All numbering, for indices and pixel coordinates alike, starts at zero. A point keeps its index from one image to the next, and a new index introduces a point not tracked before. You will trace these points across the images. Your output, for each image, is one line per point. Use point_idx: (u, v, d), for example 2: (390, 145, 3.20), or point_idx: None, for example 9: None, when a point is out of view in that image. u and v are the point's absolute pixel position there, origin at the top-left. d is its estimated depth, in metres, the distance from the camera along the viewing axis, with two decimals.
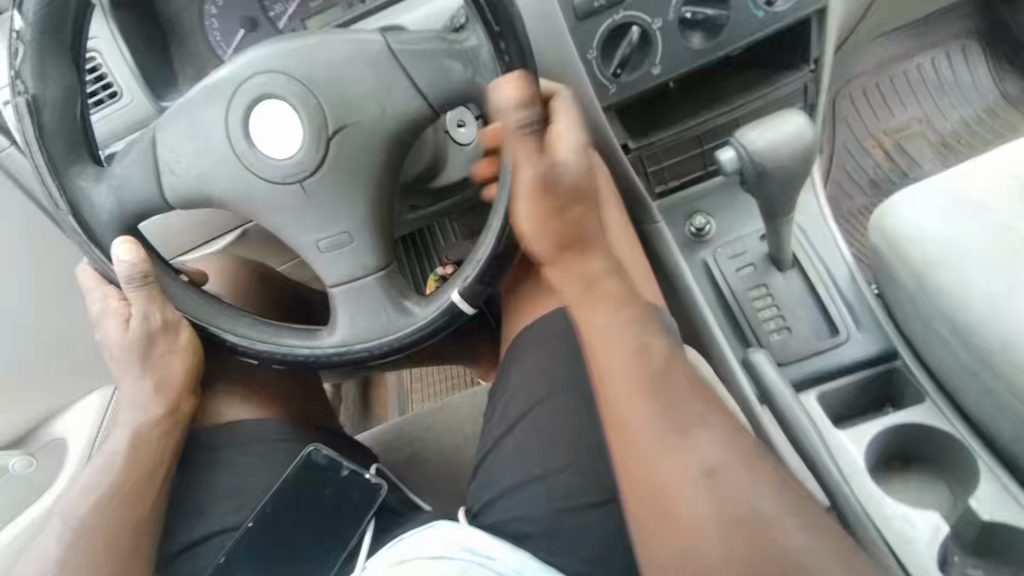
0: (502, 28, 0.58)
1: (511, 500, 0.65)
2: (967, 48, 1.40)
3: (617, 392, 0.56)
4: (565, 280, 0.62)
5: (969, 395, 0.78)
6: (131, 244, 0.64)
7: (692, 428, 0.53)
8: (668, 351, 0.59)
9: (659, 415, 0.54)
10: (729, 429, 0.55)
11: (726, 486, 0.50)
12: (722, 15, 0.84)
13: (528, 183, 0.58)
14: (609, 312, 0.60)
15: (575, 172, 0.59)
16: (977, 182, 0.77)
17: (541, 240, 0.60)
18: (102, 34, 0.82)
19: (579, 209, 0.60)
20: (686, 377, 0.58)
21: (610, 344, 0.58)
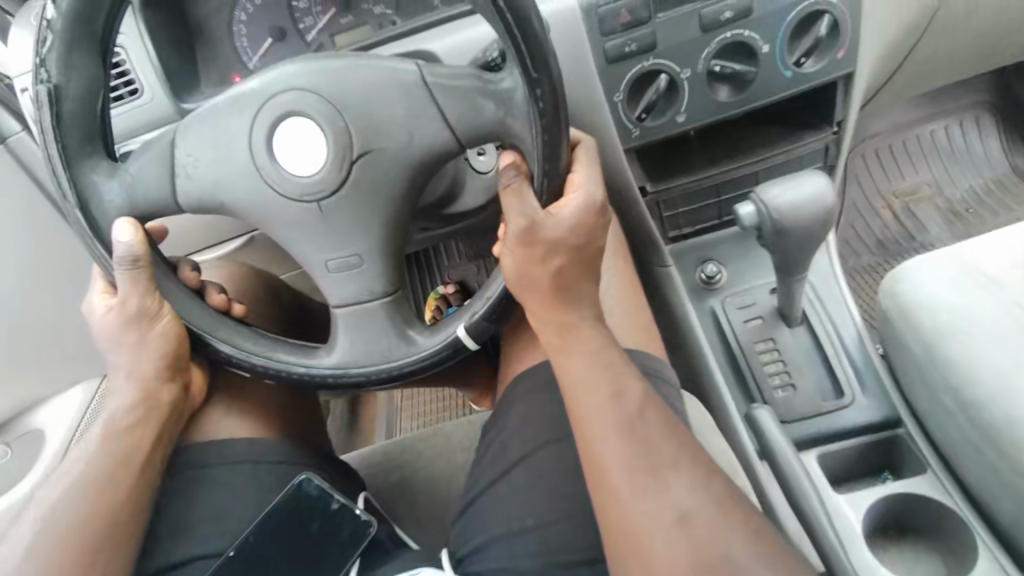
0: (539, 75, 0.56)
1: (504, 543, 0.63)
2: (980, 118, 1.42)
3: (590, 427, 0.55)
4: (543, 325, 0.61)
5: (972, 471, 0.77)
6: (134, 225, 0.62)
7: (664, 468, 0.52)
8: (644, 392, 0.57)
9: (631, 452, 0.53)
10: (704, 472, 0.53)
11: (703, 531, 0.49)
12: (751, 71, 0.84)
13: (515, 231, 0.60)
14: (586, 354, 0.59)
15: (564, 225, 0.60)
16: (994, 259, 0.77)
17: (521, 273, 0.61)
18: (130, 32, 0.80)
19: (565, 258, 0.60)
20: (662, 417, 0.56)
21: (586, 379, 0.57)
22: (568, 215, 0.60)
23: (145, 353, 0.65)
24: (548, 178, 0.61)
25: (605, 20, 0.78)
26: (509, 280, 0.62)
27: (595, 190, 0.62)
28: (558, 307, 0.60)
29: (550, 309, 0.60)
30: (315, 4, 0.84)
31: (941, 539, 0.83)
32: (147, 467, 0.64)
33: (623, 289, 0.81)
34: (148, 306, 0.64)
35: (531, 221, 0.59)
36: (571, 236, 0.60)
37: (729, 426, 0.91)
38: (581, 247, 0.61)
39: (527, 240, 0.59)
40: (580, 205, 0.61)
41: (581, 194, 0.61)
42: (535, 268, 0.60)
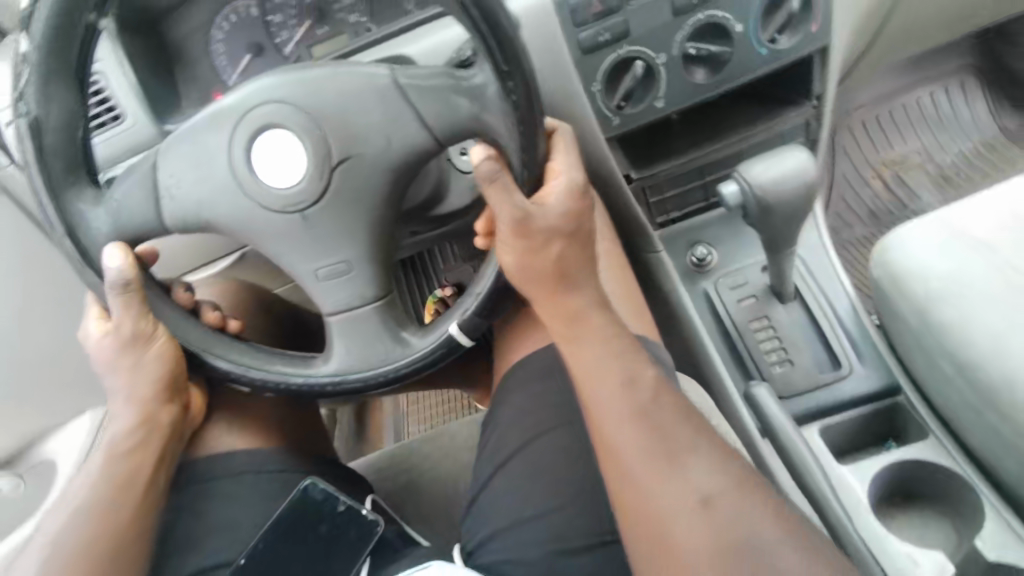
0: (510, 67, 0.56)
1: (509, 535, 0.64)
2: (965, 82, 1.42)
3: (606, 416, 0.56)
4: (549, 315, 0.62)
5: (975, 434, 0.77)
6: (123, 250, 0.62)
7: (681, 452, 0.53)
8: (657, 381, 0.58)
9: (646, 439, 0.54)
10: (721, 455, 0.54)
11: (723, 513, 0.50)
12: (726, 52, 0.84)
13: (507, 221, 0.59)
14: (596, 344, 0.60)
15: (556, 212, 0.60)
16: (982, 222, 0.77)
17: (521, 265, 0.61)
18: (106, 56, 0.79)
19: (562, 245, 0.60)
20: (676, 402, 0.57)
21: (598, 369, 0.58)
22: (556, 202, 0.61)
23: (141, 377, 0.65)
24: (527, 169, 0.61)
25: (577, 11, 0.79)
26: (510, 272, 0.63)
27: (575, 174, 0.63)
28: (561, 296, 0.61)
29: (552, 301, 0.61)
30: (291, 17, 0.87)
31: (948, 503, 0.83)
32: (150, 488, 0.65)
33: (610, 273, 0.82)
34: (142, 329, 0.64)
35: (523, 212, 0.58)
36: (562, 222, 0.60)
37: (727, 403, 0.91)
38: (572, 234, 0.61)
39: (521, 233, 0.59)
40: (563, 192, 0.61)
41: (564, 180, 0.62)
42: (535, 258, 0.60)
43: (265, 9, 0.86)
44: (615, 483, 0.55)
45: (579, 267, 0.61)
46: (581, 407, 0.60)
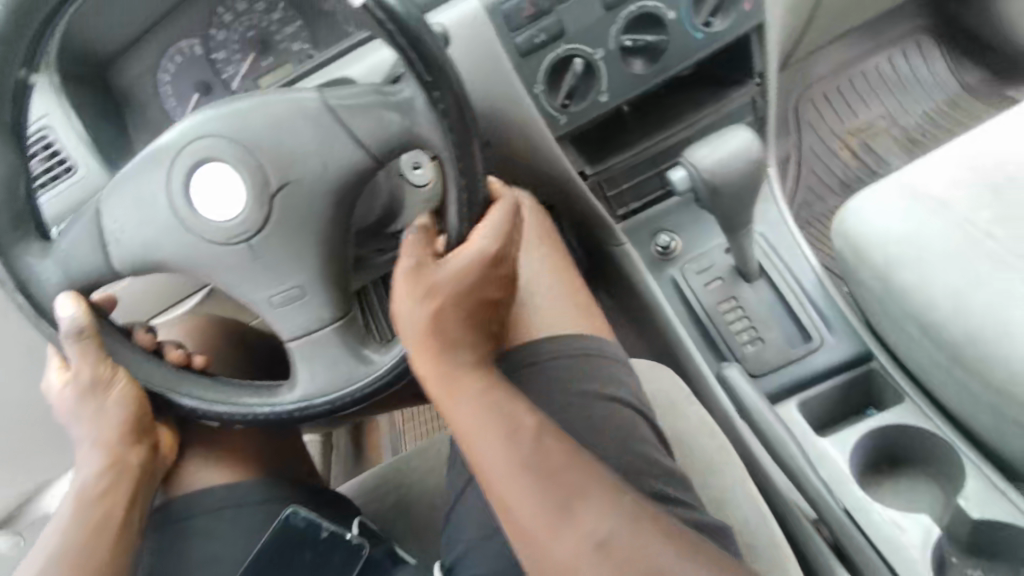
0: (434, 78, 0.58)
1: (480, 550, 0.65)
2: (922, 43, 1.41)
3: (494, 477, 0.56)
4: (433, 378, 0.61)
5: (948, 392, 0.78)
6: (75, 298, 0.65)
7: (570, 499, 0.53)
8: (536, 423, 0.58)
9: (536, 491, 0.54)
10: (611, 492, 0.54)
11: (622, 552, 0.51)
12: (662, 40, 0.85)
13: (405, 272, 0.62)
14: (472, 403, 0.59)
15: (458, 265, 0.61)
16: (937, 179, 0.77)
17: (404, 324, 0.61)
18: (53, 110, 0.81)
19: (458, 298, 0.61)
20: (560, 444, 0.57)
21: (478, 430, 0.58)
22: (467, 254, 0.62)
23: (104, 421, 0.66)
24: (470, 208, 0.64)
25: (510, 16, 0.80)
26: (400, 333, 0.63)
27: (506, 218, 0.63)
28: (439, 356, 0.61)
29: (436, 364, 0.61)
30: (235, 52, 0.88)
31: (931, 464, 0.83)
32: (124, 529, 0.67)
33: (552, 276, 0.81)
34: (101, 374, 0.66)
35: (417, 264, 0.62)
36: (465, 274, 0.61)
37: (703, 386, 0.91)
38: (474, 288, 0.62)
39: (411, 287, 0.61)
40: (487, 244, 0.62)
41: (488, 231, 0.62)
42: (415, 316, 0.61)
43: (208, 46, 0.88)
44: (519, 543, 0.54)
45: (465, 320, 0.62)
46: (471, 467, 0.59)
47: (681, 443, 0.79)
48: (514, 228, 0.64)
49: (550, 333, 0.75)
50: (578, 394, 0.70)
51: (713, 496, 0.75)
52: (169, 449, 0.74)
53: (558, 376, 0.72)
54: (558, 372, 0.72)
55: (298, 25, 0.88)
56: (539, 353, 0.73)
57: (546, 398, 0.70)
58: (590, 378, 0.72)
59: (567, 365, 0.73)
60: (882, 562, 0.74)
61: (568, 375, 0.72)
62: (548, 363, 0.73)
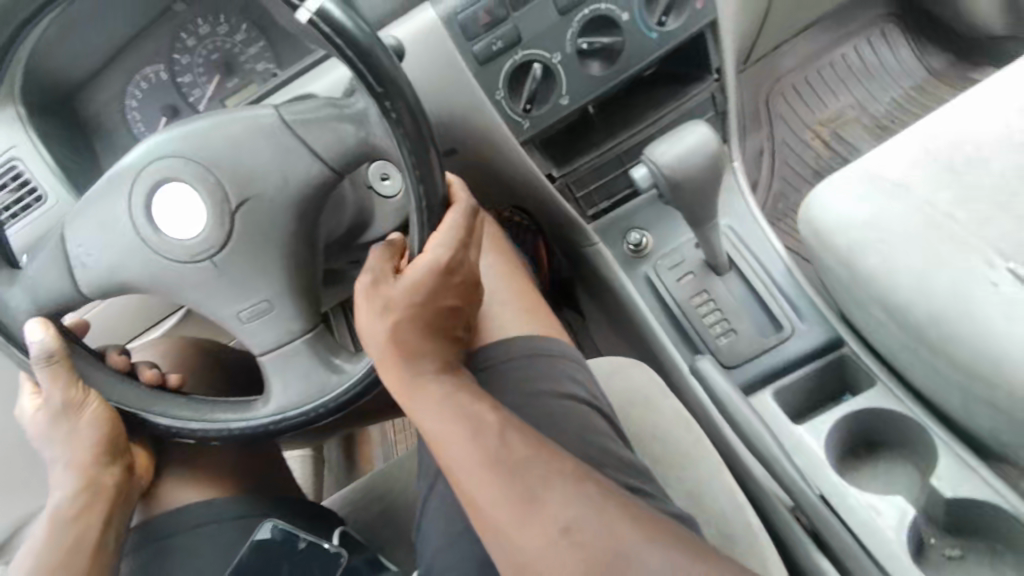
0: (385, 88, 0.60)
1: (451, 554, 0.66)
2: (886, 32, 1.39)
3: (462, 477, 0.57)
4: (399, 384, 0.62)
5: (916, 373, 0.79)
6: (45, 324, 0.65)
7: (535, 488, 0.54)
8: (501, 420, 0.59)
9: (502, 485, 0.55)
10: (576, 478, 0.54)
11: (585, 537, 0.51)
12: (618, 41, 0.86)
13: (366, 286, 0.63)
14: (438, 407, 0.60)
15: (417, 272, 0.62)
16: (895, 163, 0.77)
17: (368, 338, 0.63)
18: (21, 140, 0.82)
19: (420, 305, 0.63)
20: (524, 438, 0.57)
21: (446, 431, 0.59)
22: (423, 260, 0.63)
23: (77, 443, 0.67)
24: (426, 203, 0.64)
25: (467, 25, 0.81)
26: (365, 342, 0.64)
27: (460, 222, 0.64)
28: (403, 365, 0.62)
29: (400, 371, 0.62)
30: (200, 75, 0.89)
31: (907, 448, 0.84)
32: (100, 550, 0.68)
33: (504, 285, 0.82)
34: (73, 397, 0.67)
35: (375, 278, 0.63)
36: (423, 281, 0.62)
37: (681, 381, 0.92)
38: (432, 296, 0.63)
39: (370, 301, 0.63)
40: (440, 251, 0.63)
41: (442, 238, 0.63)
42: (376, 329, 0.62)
43: (173, 71, 0.89)
44: (490, 540, 0.55)
45: (426, 327, 0.63)
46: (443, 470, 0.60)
47: (656, 437, 0.80)
48: (469, 232, 0.65)
49: (506, 336, 0.76)
50: (537, 393, 0.71)
51: (692, 489, 0.76)
52: (144, 470, 0.76)
53: (519, 376, 0.73)
54: (516, 372, 0.73)
55: (261, 44, 0.88)
56: (495, 355, 0.75)
57: (510, 397, 0.71)
58: (546, 377, 0.72)
59: (526, 365, 0.73)
60: (851, 536, 0.75)
61: (525, 374, 0.73)
62: (507, 364, 0.74)
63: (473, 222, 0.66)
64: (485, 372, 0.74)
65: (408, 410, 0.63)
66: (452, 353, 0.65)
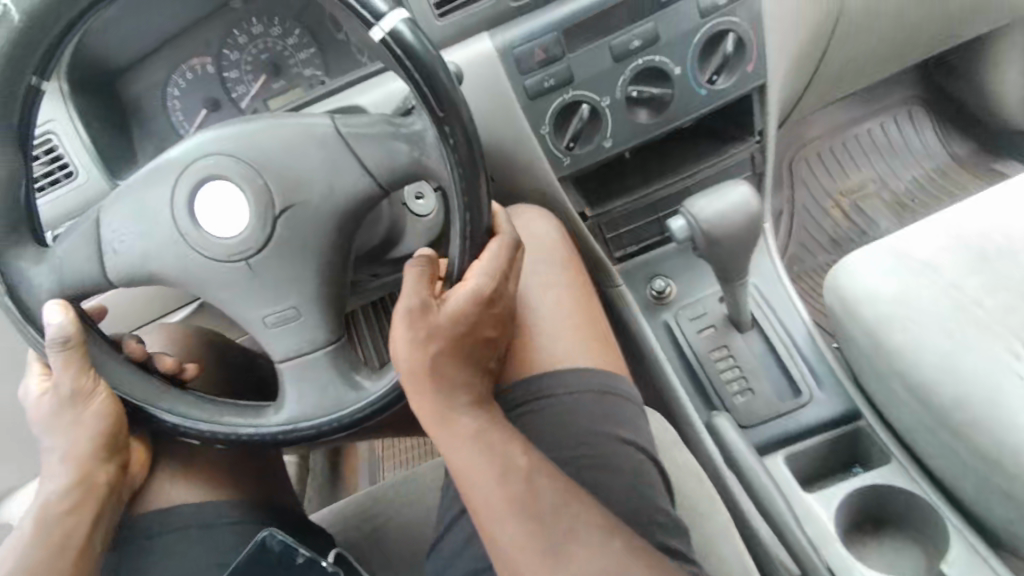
0: (446, 113, 0.59)
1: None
2: (913, 112, 1.41)
3: (488, 517, 0.58)
4: (425, 409, 0.62)
5: (932, 455, 0.78)
6: (65, 307, 0.64)
7: (559, 536, 0.57)
8: (530, 461, 0.60)
9: (529, 532, 0.57)
10: (603, 531, 0.57)
11: None
12: (667, 93, 0.87)
13: (406, 311, 0.62)
14: (469, 443, 0.61)
15: (460, 304, 0.63)
16: (924, 244, 0.77)
17: (402, 364, 0.62)
18: (59, 116, 0.82)
19: (462, 335, 0.63)
20: (551, 482, 0.59)
21: (474, 466, 0.60)
22: (466, 292, 0.63)
23: (77, 433, 0.65)
24: (472, 228, 0.64)
25: (521, 60, 0.82)
26: (398, 367, 0.63)
27: (501, 254, 0.64)
28: (439, 394, 0.62)
29: (428, 398, 0.62)
30: (247, 72, 0.88)
31: (917, 527, 0.83)
32: (86, 550, 0.66)
33: (562, 305, 0.80)
34: (82, 385, 0.65)
35: (421, 303, 0.62)
36: (463, 312, 0.63)
37: (692, 435, 0.92)
38: (473, 326, 0.64)
39: (413, 328, 0.61)
40: (483, 281, 0.63)
41: (485, 267, 0.64)
42: (414, 359, 0.62)
43: (220, 66, 0.88)
44: None
45: (465, 358, 0.63)
46: (463, 499, 0.61)
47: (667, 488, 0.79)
48: (511, 266, 0.65)
49: (577, 364, 0.75)
50: (587, 430, 0.70)
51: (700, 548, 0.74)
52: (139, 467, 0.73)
53: (572, 410, 0.72)
54: (578, 405, 0.72)
55: (312, 51, 0.88)
56: (562, 382, 0.73)
57: (573, 429, 0.70)
58: (606, 416, 0.72)
59: (582, 402, 0.72)
60: None
61: (590, 410, 0.72)
62: (562, 396, 0.73)
63: (514, 255, 0.66)
64: (551, 400, 0.73)
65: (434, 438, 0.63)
66: (484, 383, 0.65)
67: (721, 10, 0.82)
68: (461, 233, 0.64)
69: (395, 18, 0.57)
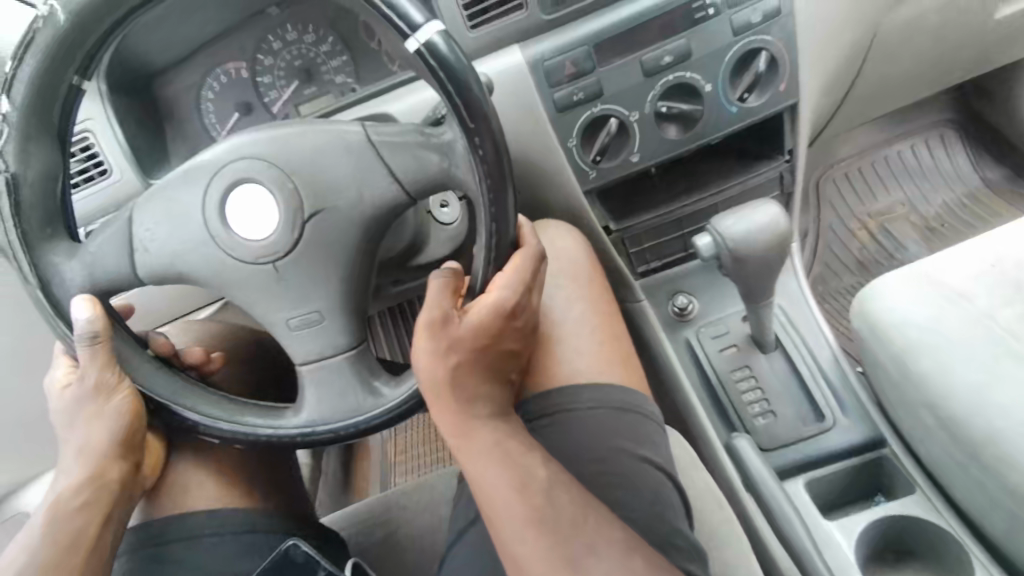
0: (477, 125, 0.60)
1: None
2: (945, 136, 1.39)
3: (506, 531, 0.57)
4: (445, 420, 0.62)
5: (960, 487, 0.75)
6: (92, 303, 0.65)
7: (577, 551, 0.56)
8: (551, 474, 0.60)
9: (549, 548, 0.56)
10: (622, 549, 0.56)
11: None
12: (697, 109, 0.86)
13: (429, 321, 0.62)
14: (489, 457, 0.60)
15: (483, 314, 0.62)
16: (957, 270, 0.73)
17: (423, 374, 0.62)
18: (95, 115, 0.84)
19: (484, 347, 0.63)
20: (571, 497, 0.59)
21: (492, 479, 0.59)
22: (488, 302, 0.63)
23: (97, 427, 0.66)
24: (497, 239, 0.64)
25: (552, 73, 0.82)
26: (419, 378, 0.63)
27: (527, 266, 0.64)
28: (458, 405, 0.62)
29: (449, 408, 0.62)
30: (280, 78, 0.89)
31: (942, 561, 0.80)
32: (95, 546, 0.65)
33: (588, 321, 0.80)
34: (105, 381, 0.66)
35: (443, 315, 0.62)
36: (486, 324, 0.62)
37: (711, 455, 0.91)
38: (494, 338, 0.63)
39: (435, 339, 0.61)
40: (506, 292, 0.63)
41: (509, 279, 0.63)
42: (435, 370, 0.61)
43: (254, 71, 0.89)
44: None
45: (484, 370, 0.63)
46: (480, 510, 0.61)
47: None
48: (535, 278, 0.65)
49: (602, 380, 0.75)
50: (605, 446, 0.69)
51: (716, 570, 0.72)
52: (153, 467, 0.75)
53: (593, 427, 0.71)
54: (601, 422, 0.71)
55: (344, 59, 0.89)
56: (588, 400, 0.73)
57: (593, 447, 0.69)
58: (628, 434, 0.71)
59: (602, 418, 0.72)
60: None
61: (613, 426, 0.71)
62: (577, 409, 0.72)
63: (538, 267, 0.66)
64: (575, 417, 0.72)
65: (453, 450, 0.63)
66: (504, 396, 0.65)
67: (754, 29, 0.82)
68: (485, 245, 0.64)
69: (431, 29, 0.57)
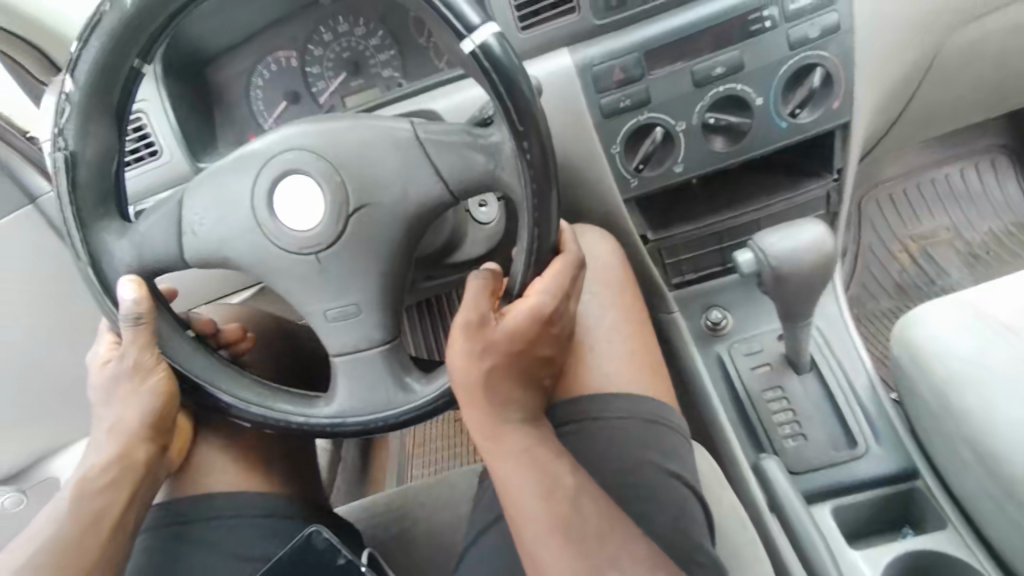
0: (526, 128, 0.59)
1: None
2: (996, 162, 1.35)
3: (530, 537, 0.57)
4: (476, 422, 0.62)
5: (994, 526, 0.73)
6: (138, 284, 0.66)
7: (599, 564, 0.55)
8: (578, 483, 0.60)
9: (573, 559, 0.56)
10: (645, 566, 0.55)
11: None
12: (746, 123, 0.85)
13: (466, 323, 0.61)
14: (518, 462, 0.60)
15: (519, 319, 0.62)
16: (1004, 304, 0.71)
17: (456, 375, 0.62)
18: (150, 96, 0.86)
19: (519, 351, 0.63)
20: (597, 508, 0.58)
21: (519, 485, 0.59)
22: (525, 307, 0.62)
23: (132, 407, 0.68)
24: (538, 245, 0.63)
25: (600, 78, 0.81)
26: (453, 379, 0.63)
27: (566, 273, 0.64)
28: (490, 408, 0.62)
29: (480, 410, 0.62)
30: (328, 69, 0.90)
31: None
32: (118, 526, 0.66)
33: (622, 331, 0.79)
34: (143, 362, 0.67)
35: (480, 318, 0.61)
36: (522, 329, 0.62)
37: (736, 474, 0.90)
38: (530, 343, 0.63)
39: (471, 341, 0.61)
40: (544, 298, 0.63)
41: (548, 285, 0.63)
42: (468, 372, 0.62)
43: (304, 60, 0.89)
44: None
45: (518, 375, 0.63)
46: (505, 513, 0.61)
47: None
48: (572, 284, 0.65)
49: (633, 391, 0.74)
50: (633, 458, 0.69)
51: None
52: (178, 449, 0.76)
53: (622, 437, 0.71)
54: (630, 433, 0.71)
55: (392, 53, 0.89)
56: (617, 411, 0.72)
57: (621, 458, 0.69)
58: (656, 447, 0.70)
59: (631, 429, 0.71)
60: None
61: (642, 439, 0.71)
62: (606, 418, 0.72)
63: (577, 273, 0.65)
64: (604, 426, 0.71)
65: (482, 452, 0.63)
66: (536, 401, 0.65)
67: (810, 44, 0.80)
68: (525, 249, 0.63)
69: (487, 31, 0.57)
